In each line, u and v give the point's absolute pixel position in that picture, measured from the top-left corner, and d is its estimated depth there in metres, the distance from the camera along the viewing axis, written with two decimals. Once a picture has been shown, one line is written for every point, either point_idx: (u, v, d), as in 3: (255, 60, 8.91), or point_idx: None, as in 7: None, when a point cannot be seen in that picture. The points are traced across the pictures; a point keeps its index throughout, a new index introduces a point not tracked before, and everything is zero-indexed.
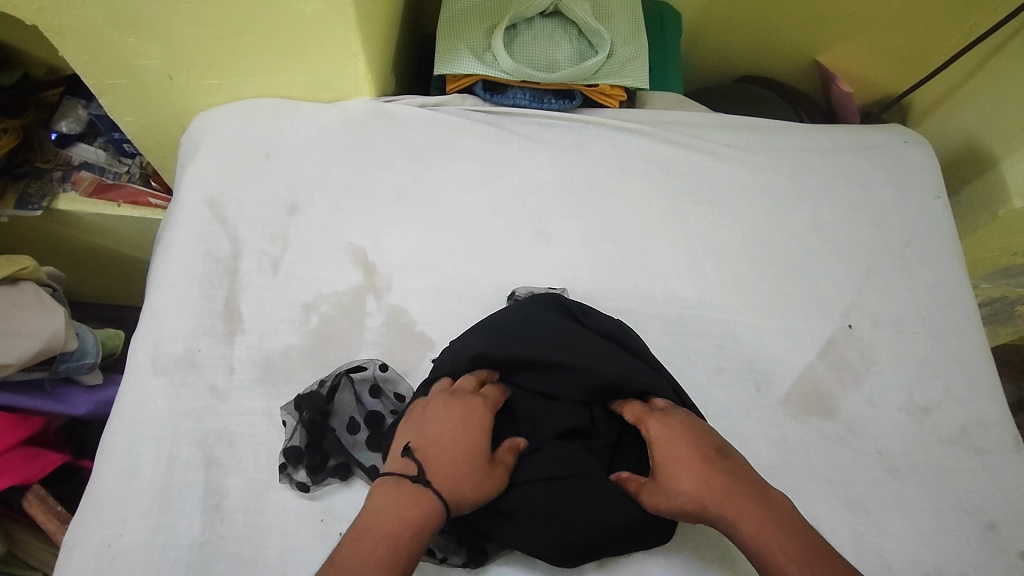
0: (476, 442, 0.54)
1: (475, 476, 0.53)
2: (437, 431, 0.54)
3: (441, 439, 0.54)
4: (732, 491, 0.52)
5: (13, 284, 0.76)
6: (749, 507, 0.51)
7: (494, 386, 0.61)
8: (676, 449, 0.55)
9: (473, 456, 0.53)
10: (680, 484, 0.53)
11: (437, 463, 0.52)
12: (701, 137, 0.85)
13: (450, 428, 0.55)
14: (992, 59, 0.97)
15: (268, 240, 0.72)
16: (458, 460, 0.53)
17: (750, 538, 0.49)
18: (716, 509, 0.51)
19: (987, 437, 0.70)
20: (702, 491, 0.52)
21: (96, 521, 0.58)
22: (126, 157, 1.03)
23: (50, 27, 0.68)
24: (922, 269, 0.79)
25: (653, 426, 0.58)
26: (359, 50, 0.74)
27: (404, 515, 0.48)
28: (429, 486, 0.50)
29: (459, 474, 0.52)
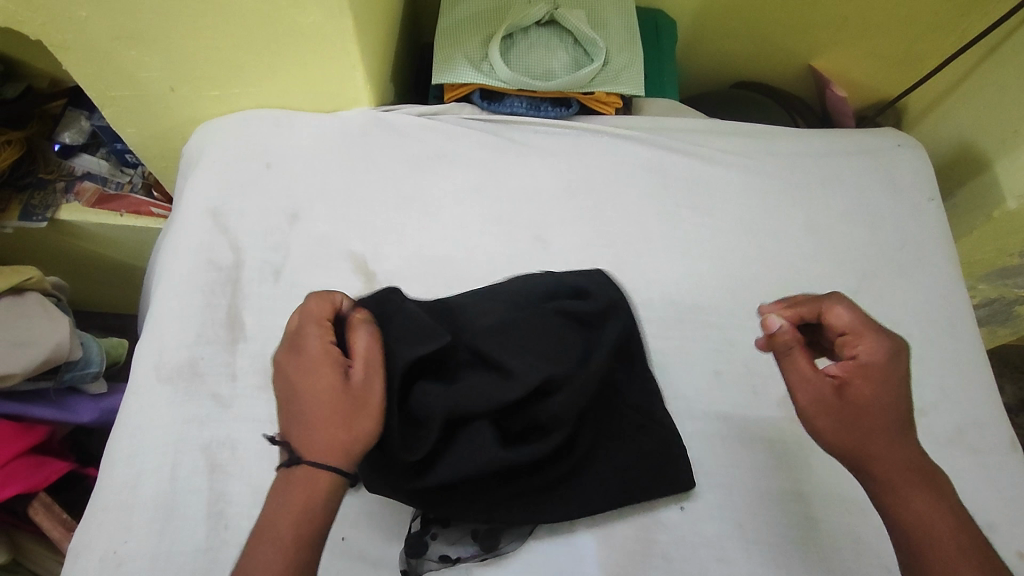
0: (324, 379, 0.48)
1: (342, 423, 0.46)
2: (300, 391, 0.48)
3: (303, 399, 0.47)
4: (914, 469, 0.49)
5: (17, 295, 0.77)
6: (915, 485, 0.49)
7: (318, 297, 0.52)
8: (886, 386, 0.51)
9: (324, 403, 0.47)
10: (868, 428, 0.50)
11: (312, 429, 0.46)
12: (696, 142, 0.86)
13: (304, 385, 0.48)
14: (984, 62, 0.98)
15: (270, 249, 0.73)
16: (318, 416, 0.46)
17: (910, 510, 0.48)
18: (886, 475, 0.49)
19: (983, 437, 0.71)
20: (905, 452, 0.49)
21: (101, 528, 0.59)
22: (128, 168, 1.04)
23: (54, 41, 0.70)
24: (917, 271, 0.80)
25: (863, 350, 0.52)
26: (357, 61, 0.75)
27: (302, 494, 0.45)
28: (303, 461, 0.45)
29: (317, 433, 0.46)
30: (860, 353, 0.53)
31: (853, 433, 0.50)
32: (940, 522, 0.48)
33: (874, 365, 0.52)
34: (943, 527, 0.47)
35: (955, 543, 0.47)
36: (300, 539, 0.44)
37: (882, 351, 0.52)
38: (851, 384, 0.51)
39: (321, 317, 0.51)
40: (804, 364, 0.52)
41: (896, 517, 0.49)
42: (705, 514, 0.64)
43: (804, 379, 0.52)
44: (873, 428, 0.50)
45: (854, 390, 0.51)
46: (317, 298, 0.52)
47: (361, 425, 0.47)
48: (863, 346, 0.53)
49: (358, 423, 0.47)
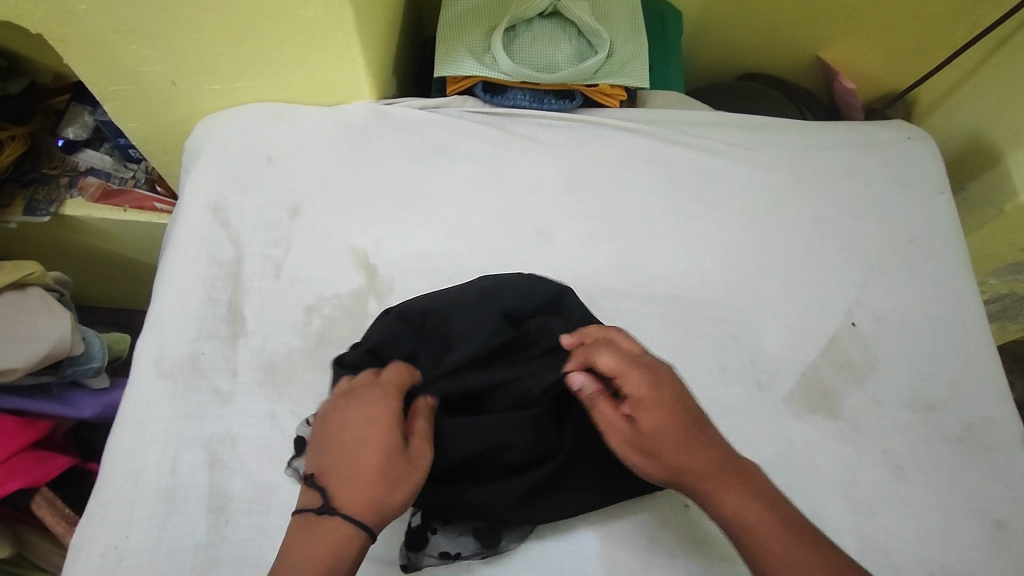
0: (387, 438, 0.49)
1: (390, 485, 0.47)
2: (342, 443, 0.49)
3: (345, 451, 0.48)
4: (720, 475, 0.50)
5: (20, 290, 0.77)
6: (734, 489, 0.50)
7: (400, 366, 0.55)
8: (654, 412, 0.52)
9: (380, 462, 0.47)
10: (664, 459, 0.51)
11: (342, 483, 0.47)
12: (702, 135, 0.85)
13: (356, 436, 0.49)
14: (996, 53, 0.96)
15: (271, 244, 0.73)
16: (368, 472, 0.47)
17: (727, 515, 0.49)
18: (699, 486, 0.51)
19: (992, 434, 0.69)
20: (681, 464, 0.51)
21: (102, 523, 0.58)
22: (131, 163, 1.04)
23: (55, 35, 0.69)
24: (926, 266, 0.78)
25: (633, 381, 0.53)
26: (359, 53, 0.74)
27: (328, 548, 0.45)
28: (341, 516, 0.46)
29: (362, 488, 0.46)
30: (634, 385, 0.53)
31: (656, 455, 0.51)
32: (758, 526, 0.48)
33: (657, 389, 0.53)
34: (769, 530, 0.48)
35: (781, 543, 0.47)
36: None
37: (645, 381, 0.53)
38: (636, 416, 0.52)
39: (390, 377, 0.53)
40: (608, 408, 0.53)
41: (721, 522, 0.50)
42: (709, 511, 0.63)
43: (614, 416, 0.53)
44: (647, 454, 0.52)
45: (647, 423, 0.52)
46: (399, 367, 0.55)
47: (403, 489, 0.48)
48: (630, 377, 0.53)
49: (404, 488, 0.48)
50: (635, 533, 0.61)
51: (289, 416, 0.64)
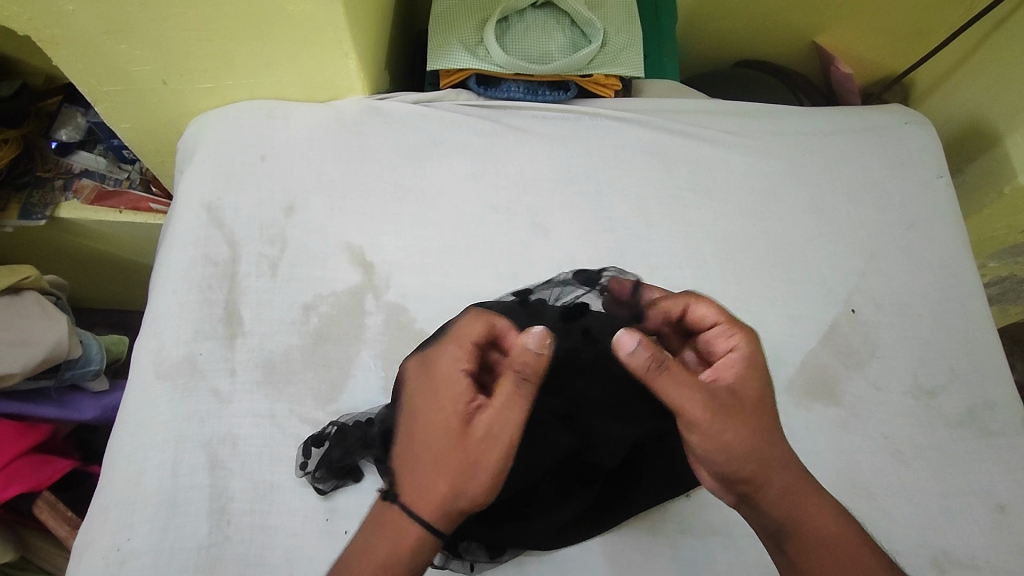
0: (449, 414, 0.49)
1: (447, 475, 0.48)
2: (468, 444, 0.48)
3: (480, 450, 0.48)
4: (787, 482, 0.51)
5: (15, 294, 0.77)
6: (815, 497, 0.51)
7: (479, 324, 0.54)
8: (752, 382, 0.52)
9: (446, 450, 0.48)
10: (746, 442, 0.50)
11: (470, 479, 0.48)
12: (698, 123, 0.84)
13: (494, 431, 0.49)
14: (993, 34, 0.95)
15: (266, 242, 0.72)
16: (438, 453, 0.48)
17: (784, 502, 0.50)
18: (784, 495, 0.50)
19: (994, 418, 0.69)
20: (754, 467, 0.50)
21: (105, 525, 0.59)
22: (126, 163, 1.03)
23: (42, 37, 0.68)
24: (926, 250, 0.78)
25: (734, 346, 0.54)
26: (351, 48, 0.73)
27: (394, 536, 0.48)
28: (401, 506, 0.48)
29: (422, 474, 0.48)
30: (735, 346, 0.54)
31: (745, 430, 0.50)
32: (827, 527, 0.50)
33: (744, 361, 0.53)
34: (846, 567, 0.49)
35: (842, 541, 0.50)
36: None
37: (746, 359, 0.53)
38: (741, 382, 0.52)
39: (470, 341, 0.53)
40: (682, 372, 0.50)
41: (804, 530, 0.50)
42: (711, 501, 0.63)
43: (691, 393, 0.49)
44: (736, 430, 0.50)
45: (744, 392, 0.51)
46: (477, 321, 0.54)
47: (471, 480, 0.48)
48: (733, 341, 0.54)
49: (470, 482, 0.48)
50: (633, 526, 0.62)
51: (289, 415, 0.64)
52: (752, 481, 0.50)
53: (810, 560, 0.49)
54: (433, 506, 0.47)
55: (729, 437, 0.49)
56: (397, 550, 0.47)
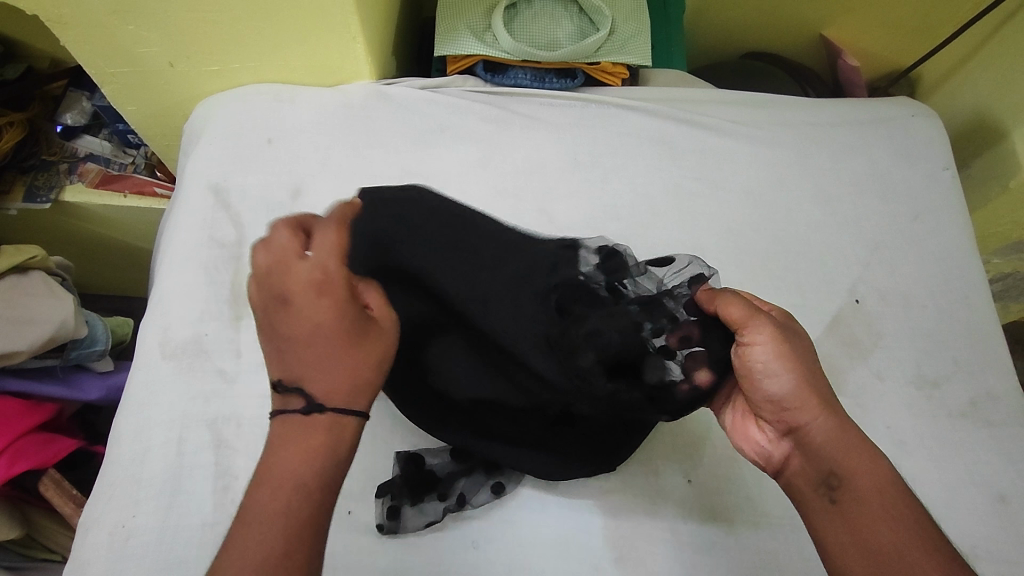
0: (333, 331, 0.43)
1: (345, 375, 0.43)
2: (304, 340, 0.43)
3: (312, 339, 0.43)
4: (842, 431, 0.47)
5: (22, 274, 0.77)
6: (863, 449, 0.46)
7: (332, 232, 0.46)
8: (805, 329, 0.51)
9: (324, 348, 0.43)
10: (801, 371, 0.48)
11: (317, 377, 0.42)
12: (704, 112, 0.84)
13: (314, 327, 0.43)
14: (1003, 28, 0.94)
15: (272, 225, 0.72)
16: (322, 348, 0.43)
17: (833, 448, 0.46)
18: (831, 440, 0.46)
19: (996, 410, 0.69)
20: (796, 391, 0.47)
21: (110, 502, 0.59)
22: (131, 148, 1.04)
23: (52, 17, 0.68)
24: (931, 243, 0.78)
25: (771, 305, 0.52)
26: (359, 32, 0.73)
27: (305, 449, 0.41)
28: (314, 407, 0.42)
29: (333, 368, 0.43)
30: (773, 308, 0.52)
31: (803, 367, 0.47)
32: (877, 487, 0.45)
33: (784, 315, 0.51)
34: (907, 527, 0.43)
35: (888, 507, 0.44)
36: (290, 497, 0.40)
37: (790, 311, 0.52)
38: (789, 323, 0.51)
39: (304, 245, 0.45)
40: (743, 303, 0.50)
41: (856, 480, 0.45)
42: (712, 487, 0.64)
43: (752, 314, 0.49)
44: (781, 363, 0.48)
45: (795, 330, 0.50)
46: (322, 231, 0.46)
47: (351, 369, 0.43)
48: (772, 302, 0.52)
49: (317, 347, 0.43)
50: (637, 512, 0.62)
51: None
52: (800, 415, 0.47)
53: (863, 515, 0.44)
54: (331, 385, 0.42)
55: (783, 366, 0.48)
56: (297, 462, 0.41)
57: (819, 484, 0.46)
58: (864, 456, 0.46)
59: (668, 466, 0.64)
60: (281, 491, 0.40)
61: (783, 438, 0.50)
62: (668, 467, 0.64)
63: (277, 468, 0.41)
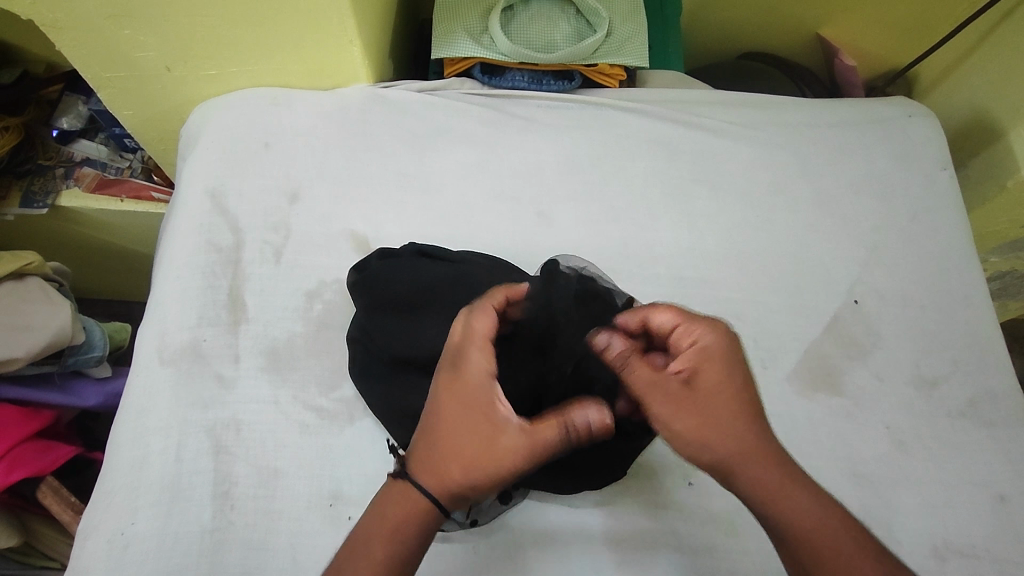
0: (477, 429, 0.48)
1: (464, 463, 0.47)
2: (444, 428, 0.48)
3: (457, 431, 0.48)
4: (764, 467, 0.48)
5: (19, 280, 0.77)
6: (790, 482, 0.48)
7: (488, 313, 0.52)
8: (716, 369, 0.50)
9: (462, 439, 0.48)
10: (715, 425, 0.49)
11: (447, 465, 0.47)
12: (701, 114, 0.84)
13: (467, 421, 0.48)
14: (999, 27, 0.94)
15: (269, 229, 0.72)
16: (477, 431, 0.48)
17: (758, 491, 0.48)
18: (757, 482, 0.48)
19: (995, 409, 0.69)
20: (724, 445, 0.48)
21: (109, 510, 0.59)
22: (128, 152, 1.03)
23: (46, 21, 0.68)
24: (929, 242, 0.78)
25: (696, 335, 0.52)
26: (355, 36, 0.73)
27: (407, 515, 0.47)
28: (417, 490, 0.47)
29: (446, 467, 0.47)
30: (699, 334, 0.52)
31: (704, 423, 0.48)
32: (811, 520, 0.47)
33: (708, 349, 0.51)
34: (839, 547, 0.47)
35: (818, 536, 0.47)
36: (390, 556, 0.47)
37: (704, 353, 0.51)
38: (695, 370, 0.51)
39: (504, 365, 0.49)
40: (645, 370, 0.50)
41: (780, 520, 0.48)
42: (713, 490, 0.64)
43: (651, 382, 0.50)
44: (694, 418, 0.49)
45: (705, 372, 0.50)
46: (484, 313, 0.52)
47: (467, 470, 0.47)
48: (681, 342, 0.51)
49: (465, 461, 0.47)
50: (640, 515, 0.62)
51: (292, 402, 0.64)
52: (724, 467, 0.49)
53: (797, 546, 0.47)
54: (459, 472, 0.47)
55: (679, 424, 0.49)
56: (404, 526, 0.47)
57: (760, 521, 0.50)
58: (789, 489, 0.48)
59: (669, 468, 0.64)
60: (382, 546, 0.47)
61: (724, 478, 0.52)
62: (669, 469, 0.64)
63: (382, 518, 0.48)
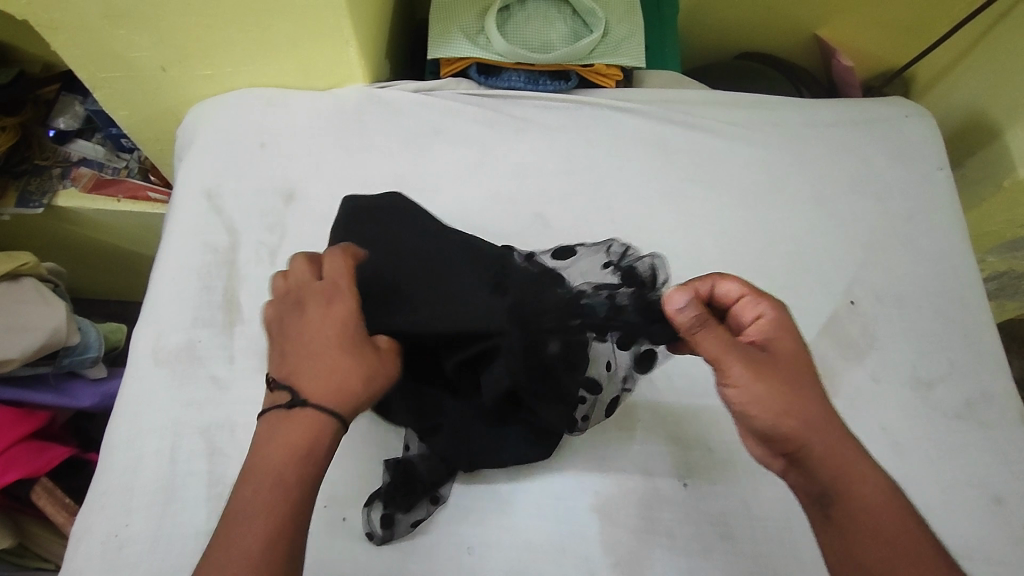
0: (336, 339, 0.47)
1: (327, 382, 0.45)
2: (302, 342, 0.47)
3: (308, 342, 0.47)
4: (833, 449, 0.47)
5: (14, 280, 0.77)
6: (859, 471, 0.47)
7: (342, 256, 0.51)
8: (791, 345, 0.50)
9: (326, 352, 0.46)
10: (796, 400, 0.47)
11: (311, 379, 0.45)
12: (698, 114, 0.84)
13: (320, 333, 0.47)
14: (996, 28, 0.94)
15: (265, 229, 0.72)
16: (326, 357, 0.46)
17: (825, 474, 0.47)
18: (823, 464, 0.47)
19: (991, 410, 0.69)
20: (799, 418, 0.47)
21: (102, 512, 0.58)
22: (124, 152, 1.02)
23: (41, 21, 0.68)
24: (925, 243, 0.78)
25: (770, 310, 0.51)
26: (351, 36, 0.73)
27: (291, 438, 0.44)
28: (301, 406, 0.45)
29: (314, 377, 0.45)
30: (771, 309, 0.51)
31: (784, 395, 0.47)
32: (883, 513, 0.45)
33: (783, 326, 0.50)
34: (904, 542, 0.45)
35: (884, 528, 0.45)
36: (285, 489, 0.43)
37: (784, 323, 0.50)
38: (774, 345, 0.49)
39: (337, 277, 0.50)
40: (717, 333, 0.47)
41: (848, 508, 0.46)
42: (709, 491, 0.64)
43: (724, 348, 0.47)
44: (777, 390, 0.47)
45: (780, 352, 0.49)
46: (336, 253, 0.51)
47: (331, 379, 0.45)
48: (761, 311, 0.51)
49: (325, 374, 0.46)
50: (636, 516, 0.62)
51: None
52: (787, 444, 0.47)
53: (859, 537, 0.45)
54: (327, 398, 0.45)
55: (759, 392, 0.47)
56: (287, 450, 0.44)
57: (814, 501, 0.47)
58: (857, 476, 0.46)
59: (664, 469, 0.64)
60: (269, 476, 0.43)
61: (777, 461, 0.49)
62: (664, 470, 0.64)
63: (266, 449, 0.44)
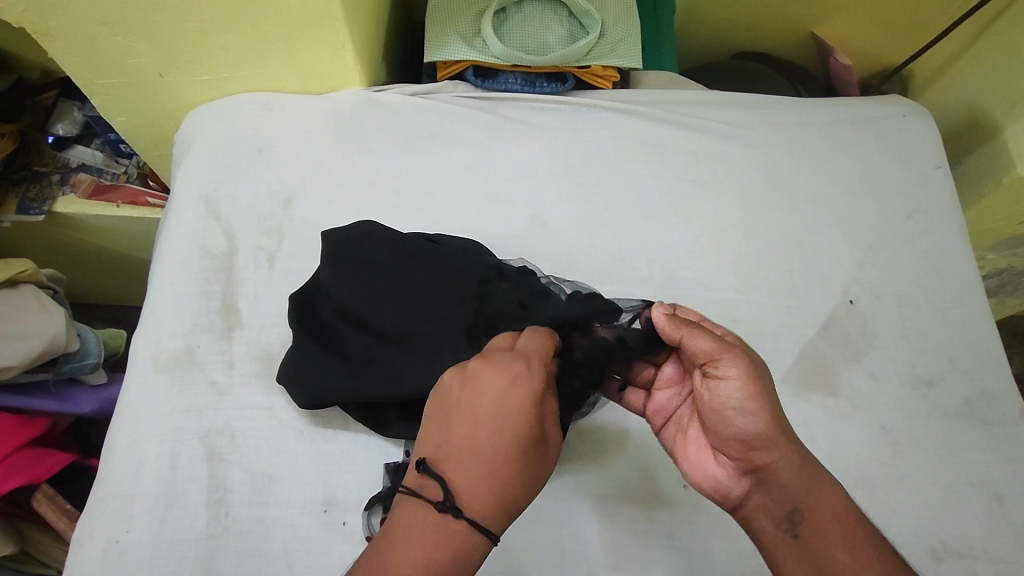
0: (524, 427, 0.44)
1: (526, 481, 0.43)
2: (481, 432, 0.43)
3: (492, 434, 0.43)
4: (805, 459, 0.50)
5: (13, 288, 0.77)
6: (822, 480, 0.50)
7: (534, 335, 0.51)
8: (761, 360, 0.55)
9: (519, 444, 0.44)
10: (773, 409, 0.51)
11: (493, 474, 0.42)
12: (696, 115, 0.83)
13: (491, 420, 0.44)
14: (994, 24, 0.94)
15: (263, 234, 0.72)
16: (509, 448, 0.43)
17: (794, 480, 0.50)
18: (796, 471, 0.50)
19: (992, 409, 0.69)
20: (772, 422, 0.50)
21: (103, 518, 0.59)
22: (122, 158, 1.03)
23: (38, 29, 0.68)
24: (924, 242, 0.78)
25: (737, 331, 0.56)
26: (348, 40, 0.73)
27: (456, 543, 0.40)
28: (457, 507, 0.41)
29: (493, 477, 0.42)
30: None
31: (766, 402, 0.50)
32: (841, 519, 0.48)
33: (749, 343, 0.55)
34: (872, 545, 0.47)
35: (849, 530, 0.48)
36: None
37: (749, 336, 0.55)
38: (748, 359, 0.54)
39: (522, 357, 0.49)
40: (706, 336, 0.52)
41: (814, 513, 0.49)
42: None
43: (715, 349, 0.51)
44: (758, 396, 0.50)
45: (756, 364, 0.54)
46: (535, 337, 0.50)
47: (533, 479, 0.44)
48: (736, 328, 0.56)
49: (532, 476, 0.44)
50: (636, 518, 0.62)
51: (286, 407, 0.64)
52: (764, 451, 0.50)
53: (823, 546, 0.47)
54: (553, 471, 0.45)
55: (741, 397, 0.50)
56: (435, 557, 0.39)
57: (781, 519, 0.50)
58: (822, 484, 0.50)
59: (665, 470, 0.64)
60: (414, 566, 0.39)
61: (745, 474, 0.52)
62: (664, 471, 0.64)
63: (408, 542, 0.40)
